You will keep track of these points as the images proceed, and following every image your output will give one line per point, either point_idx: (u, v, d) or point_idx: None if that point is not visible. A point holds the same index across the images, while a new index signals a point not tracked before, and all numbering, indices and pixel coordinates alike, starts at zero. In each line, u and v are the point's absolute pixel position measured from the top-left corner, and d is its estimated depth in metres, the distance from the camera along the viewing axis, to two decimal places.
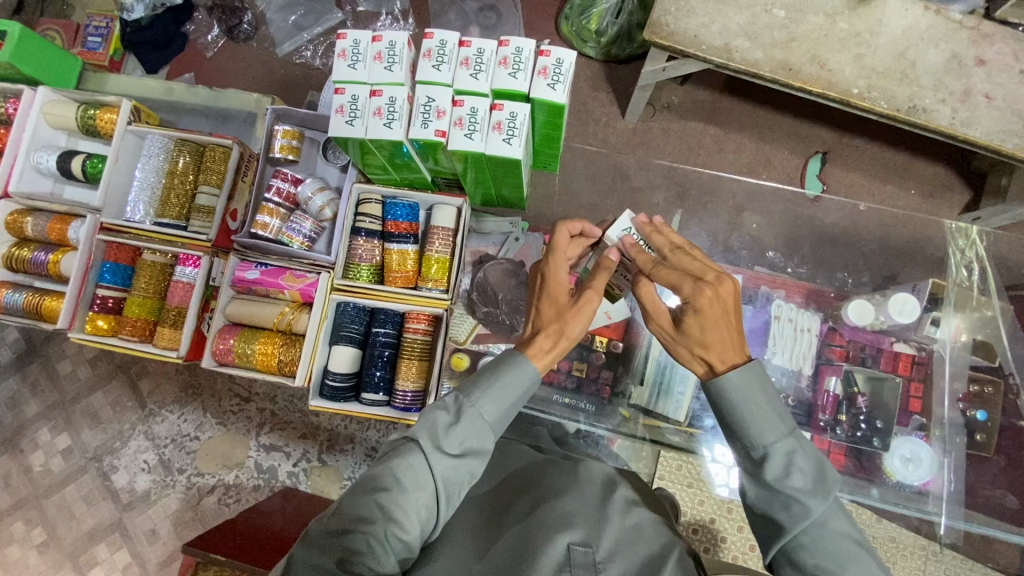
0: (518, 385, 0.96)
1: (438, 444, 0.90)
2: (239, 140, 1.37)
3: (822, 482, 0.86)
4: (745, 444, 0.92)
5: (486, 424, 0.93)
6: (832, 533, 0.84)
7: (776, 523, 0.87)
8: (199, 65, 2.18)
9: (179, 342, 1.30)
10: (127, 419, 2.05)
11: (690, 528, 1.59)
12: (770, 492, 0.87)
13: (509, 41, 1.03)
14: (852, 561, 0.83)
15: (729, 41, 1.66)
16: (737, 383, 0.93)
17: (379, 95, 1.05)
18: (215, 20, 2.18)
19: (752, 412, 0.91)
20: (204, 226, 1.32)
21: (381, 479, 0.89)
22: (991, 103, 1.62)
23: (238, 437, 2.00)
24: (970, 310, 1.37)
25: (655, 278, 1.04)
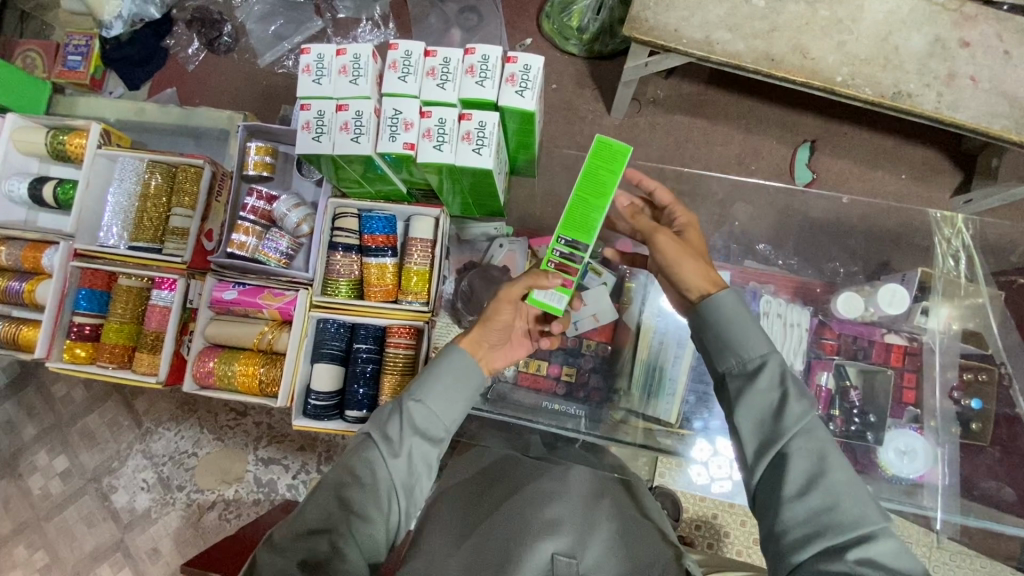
0: (462, 372, 1.00)
1: (393, 435, 0.93)
2: (210, 159, 1.35)
3: (806, 391, 0.90)
4: (740, 360, 0.94)
5: (435, 412, 0.97)
6: (819, 438, 0.87)
7: (765, 434, 0.88)
8: (180, 80, 2.16)
9: (158, 367, 1.28)
10: (124, 438, 2.04)
11: (693, 524, 1.67)
12: (759, 403, 0.90)
13: (474, 49, 1.01)
14: (837, 465, 0.84)
15: (709, 34, 1.64)
16: (729, 303, 0.97)
17: (345, 109, 1.03)
18: (195, 33, 2.16)
19: (743, 329, 0.95)
20: (179, 248, 1.31)
21: (340, 477, 0.90)
22: (977, 86, 1.60)
23: (235, 452, 1.99)
24: (960, 299, 1.36)
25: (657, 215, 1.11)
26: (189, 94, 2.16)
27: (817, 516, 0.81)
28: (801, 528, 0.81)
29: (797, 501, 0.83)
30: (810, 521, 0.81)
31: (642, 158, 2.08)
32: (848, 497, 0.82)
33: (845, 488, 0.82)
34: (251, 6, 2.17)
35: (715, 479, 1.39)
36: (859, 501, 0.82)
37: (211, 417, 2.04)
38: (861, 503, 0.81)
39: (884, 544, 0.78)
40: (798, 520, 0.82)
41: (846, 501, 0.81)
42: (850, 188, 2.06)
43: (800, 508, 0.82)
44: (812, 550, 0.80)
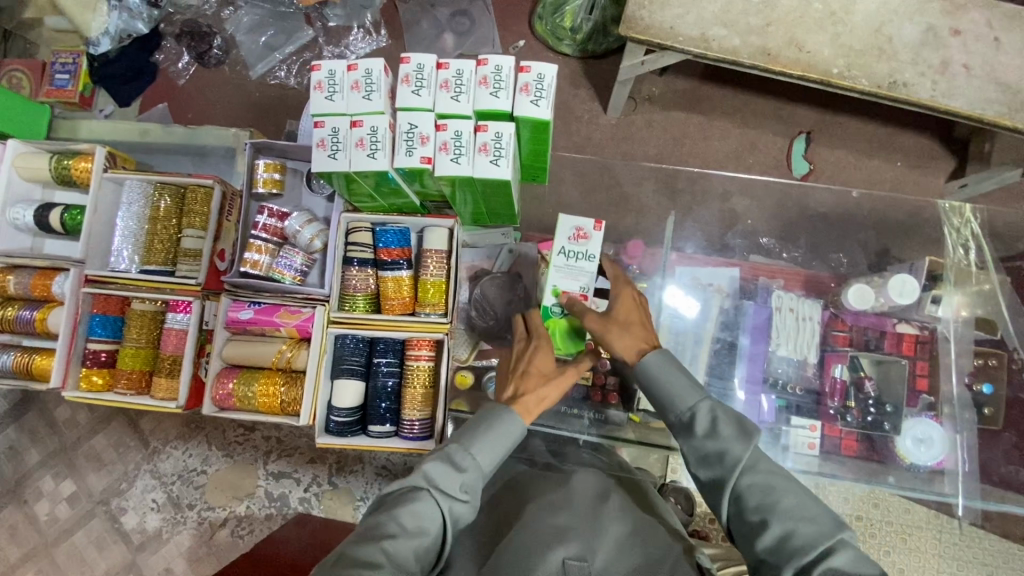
0: (509, 435, 1.06)
1: (446, 489, 0.97)
2: (219, 179, 1.33)
3: (744, 428, 0.98)
4: (677, 415, 1.04)
5: (484, 473, 1.03)
6: (763, 471, 0.94)
7: (715, 477, 0.97)
8: (171, 95, 2.15)
9: (178, 392, 1.26)
10: (132, 458, 2.02)
11: (708, 517, 1.69)
12: (702, 449, 0.99)
13: (487, 60, 0.98)
14: (784, 492, 0.92)
15: (705, 31, 1.64)
16: (656, 363, 1.08)
17: (360, 125, 1.02)
18: (185, 47, 2.15)
19: (672, 384, 1.06)
20: (193, 270, 1.29)
21: (386, 525, 0.92)
22: (970, 73, 1.62)
23: (246, 467, 1.98)
24: (969, 286, 1.37)
25: (617, 294, 1.22)
26: (181, 109, 2.14)
27: (784, 544, 0.88)
28: (773, 557, 0.88)
29: (762, 534, 0.90)
30: (777, 550, 0.88)
31: (640, 156, 2.09)
32: (803, 520, 0.88)
33: (798, 510, 0.90)
34: (240, 18, 2.16)
35: None
36: (814, 521, 0.88)
37: (219, 433, 2.03)
38: (818, 523, 0.88)
39: (844, 558, 0.85)
40: (767, 550, 0.89)
41: (802, 524, 0.88)
42: (847, 178, 2.08)
43: (763, 538, 0.89)
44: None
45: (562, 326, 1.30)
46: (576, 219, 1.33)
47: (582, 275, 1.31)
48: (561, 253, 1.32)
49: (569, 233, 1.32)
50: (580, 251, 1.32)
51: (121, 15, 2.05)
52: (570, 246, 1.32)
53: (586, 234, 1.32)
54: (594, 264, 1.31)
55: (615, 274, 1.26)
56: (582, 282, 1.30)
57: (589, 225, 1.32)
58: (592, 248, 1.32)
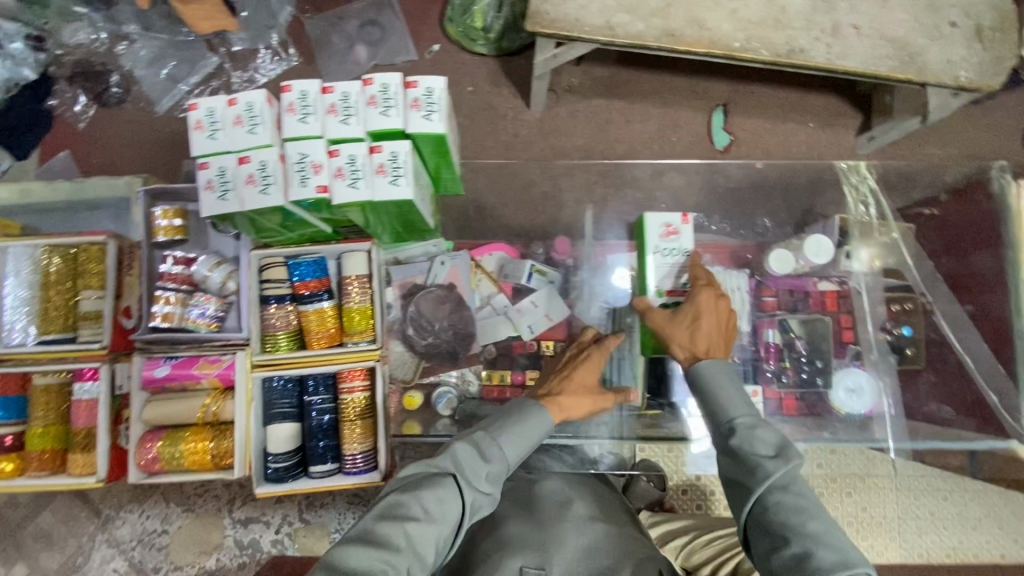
0: (534, 432, 1.11)
1: (471, 477, 1.00)
2: (113, 233, 1.25)
3: (785, 450, 1.01)
4: (719, 424, 1.09)
5: (509, 466, 1.06)
6: (796, 492, 0.97)
7: (746, 487, 1.00)
8: (72, 140, 2.02)
9: (96, 465, 1.19)
10: (84, 530, 1.89)
11: (680, 490, 1.69)
12: (739, 460, 1.03)
13: (371, 79, 0.96)
14: (810, 515, 0.94)
15: (609, 18, 1.66)
16: (712, 368, 1.14)
17: (247, 162, 0.98)
18: (80, 88, 2.03)
19: (723, 395, 1.11)
20: (95, 333, 1.21)
21: (409, 508, 0.95)
22: (860, 33, 1.69)
23: (210, 519, 1.88)
24: (875, 237, 1.43)
25: (695, 300, 1.27)
26: (85, 154, 2.03)
27: (800, 562, 0.90)
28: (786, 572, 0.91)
29: (782, 548, 0.93)
30: (794, 568, 0.90)
31: (568, 148, 2.10)
32: (827, 545, 0.91)
33: (820, 533, 0.92)
34: (135, 51, 2.04)
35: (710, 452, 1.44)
36: (836, 548, 0.91)
37: (176, 489, 1.92)
38: (839, 551, 0.90)
39: None
40: (783, 565, 0.92)
41: (824, 549, 0.91)
42: (766, 144, 2.15)
43: (780, 555, 0.92)
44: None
45: None
46: (663, 217, 1.42)
47: (677, 270, 1.38)
48: (657, 252, 1.39)
49: (659, 231, 1.40)
50: (672, 247, 1.39)
51: (5, 64, 1.92)
52: (664, 244, 1.39)
53: (675, 230, 1.41)
54: (687, 257, 1.39)
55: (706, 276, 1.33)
56: (678, 277, 1.37)
57: (676, 221, 1.41)
58: (683, 242, 1.40)
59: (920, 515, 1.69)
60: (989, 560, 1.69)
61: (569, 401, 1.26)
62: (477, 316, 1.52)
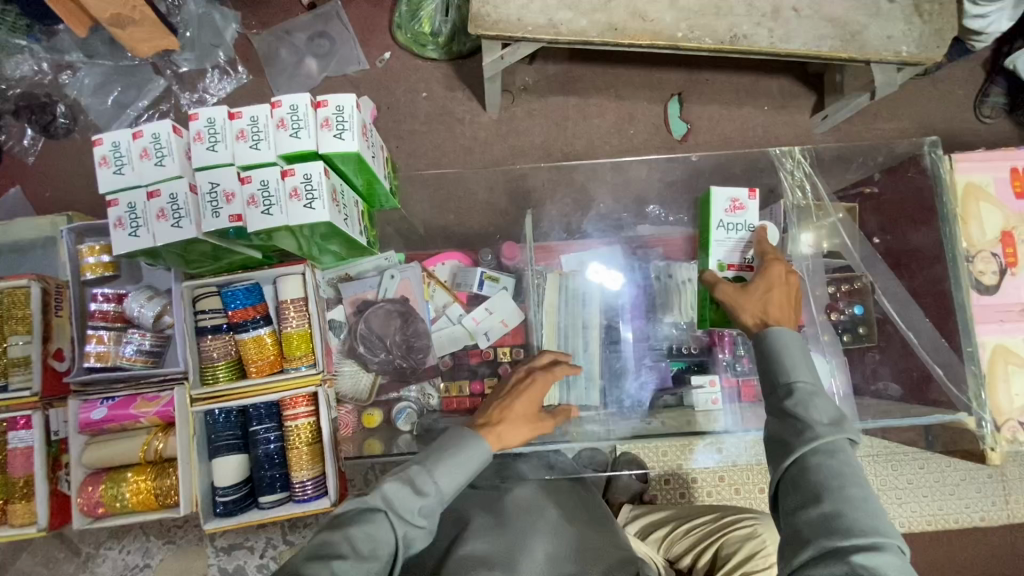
0: (471, 461, 1.00)
1: (402, 511, 0.91)
2: (38, 275, 1.21)
3: (842, 420, 0.90)
4: (773, 383, 0.98)
5: (444, 498, 0.97)
6: (843, 459, 0.86)
7: (786, 446, 0.90)
8: (21, 175, 1.97)
9: (37, 513, 1.17)
10: (64, 571, 1.85)
11: (661, 480, 1.73)
12: (787, 421, 0.93)
13: (279, 101, 0.95)
14: (851, 482, 0.84)
15: (552, 17, 1.65)
16: (782, 331, 1.02)
17: (157, 195, 0.97)
18: (25, 122, 1.97)
19: (788, 356, 0.99)
20: (26, 379, 1.18)
21: (337, 545, 0.85)
22: (801, 14, 1.70)
23: (193, 549, 1.84)
24: (815, 222, 1.43)
25: (770, 271, 1.16)
26: (36, 188, 1.98)
27: (826, 523, 0.81)
28: (806, 531, 0.82)
29: (811, 507, 0.84)
30: (820, 527, 0.81)
31: (528, 147, 2.08)
32: (862, 510, 0.81)
33: (860, 500, 0.82)
34: (80, 80, 1.99)
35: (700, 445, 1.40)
36: (871, 515, 0.81)
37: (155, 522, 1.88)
38: (876, 521, 0.81)
39: (886, 558, 0.77)
40: (809, 523, 0.83)
41: (859, 515, 0.81)
42: (723, 131, 2.16)
43: (808, 515, 0.83)
44: (813, 553, 0.80)
45: None
46: (729, 191, 1.36)
47: (743, 246, 1.34)
48: (720, 227, 1.34)
49: (725, 206, 1.35)
50: (738, 222, 1.34)
51: None
52: (728, 218, 1.34)
53: (741, 205, 1.35)
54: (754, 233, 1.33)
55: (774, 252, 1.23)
56: (745, 252, 1.33)
57: (743, 196, 1.35)
58: (750, 217, 1.34)
59: (898, 485, 1.71)
60: (970, 523, 1.72)
61: (514, 427, 1.11)
62: (432, 328, 1.51)
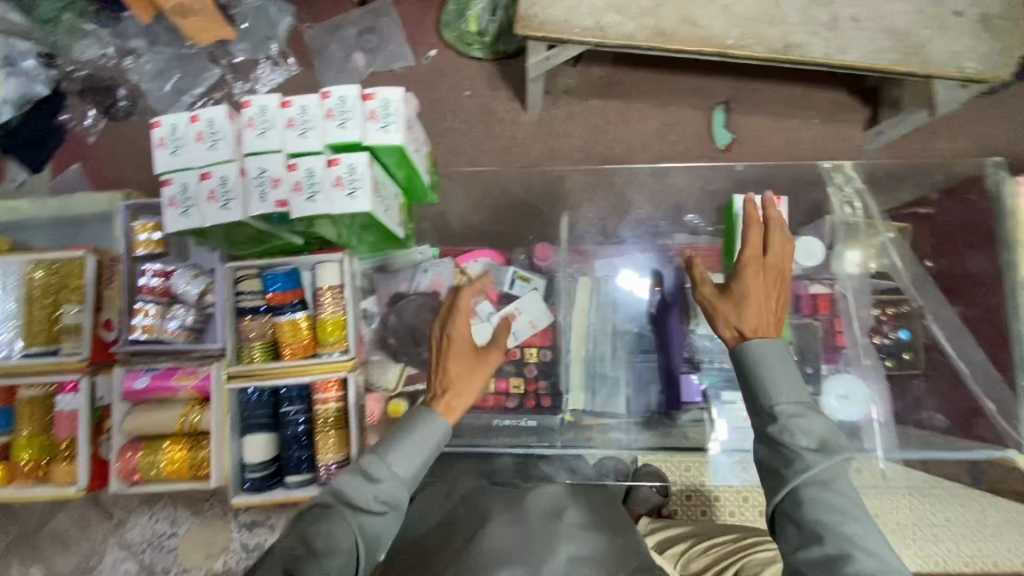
0: (428, 439, 1.04)
1: (356, 502, 0.95)
2: (95, 248, 1.28)
3: (830, 445, 0.90)
4: (760, 405, 0.97)
5: (405, 482, 0.99)
6: (836, 492, 0.88)
7: (780, 478, 0.91)
8: (83, 154, 2.08)
9: (78, 474, 1.22)
10: (98, 532, 1.94)
11: (683, 496, 1.65)
12: (776, 450, 0.92)
13: (329, 92, 0.97)
14: (849, 518, 0.85)
15: (599, 19, 1.64)
16: (766, 348, 1.00)
17: (209, 178, 1.00)
18: (89, 103, 2.08)
19: (768, 375, 0.98)
20: (76, 346, 1.24)
21: (295, 547, 0.90)
22: (860, 25, 1.64)
23: (218, 522, 1.91)
24: (863, 240, 1.38)
25: (748, 271, 1.10)
26: (95, 167, 2.09)
27: (828, 563, 0.83)
28: (811, 572, 0.84)
29: (812, 546, 0.85)
30: (825, 568, 0.83)
31: (567, 149, 2.07)
32: (864, 551, 0.82)
33: (857, 536, 0.84)
34: (141, 66, 2.09)
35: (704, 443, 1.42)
36: (874, 553, 0.83)
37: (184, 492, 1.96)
38: (877, 557, 0.82)
39: None
40: (812, 561, 0.84)
41: (863, 553, 0.82)
42: (769, 143, 2.10)
43: (810, 554, 0.84)
44: None
45: None
46: None
47: None
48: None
49: None
50: None
51: None
52: None
53: None
54: None
55: (777, 218, 1.15)
56: None
57: (769, 204, 1.31)
58: None
59: (936, 522, 1.62)
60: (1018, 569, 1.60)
61: (466, 376, 1.14)
62: None
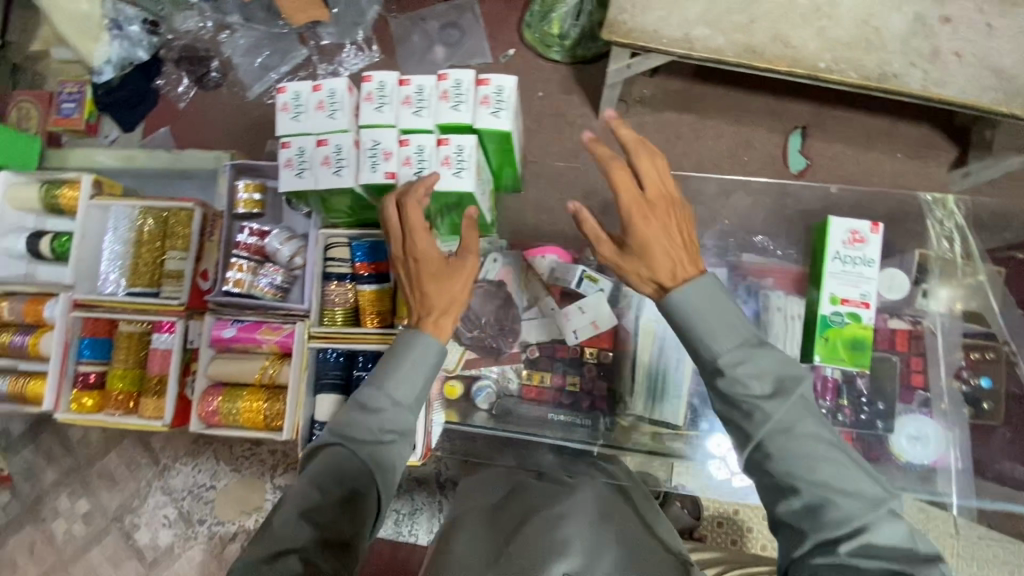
0: (422, 361, 0.97)
1: (360, 436, 0.93)
2: (202, 201, 1.37)
3: (782, 385, 0.90)
4: (706, 354, 0.95)
5: (407, 407, 0.96)
6: (800, 435, 0.87)
7: (743, 434, 0.91)
8: (172, 118, 2.20)
9: (164, 410, 1.31)
10: (143, 475, 2.04)
11: (714, 521, 1.66)
12: (730, 404, 0.92)
13: (446, 75, 1.04)
14: (822, 459, 0.85)
15: (689, 32, 1.60)
16: (693, 291, 0.96)
17: (325, 144, 1.07)
18: (184, 71, 2.20)
19: (705, 322, 0.94)
20: (176, 290, 1.33)
21: (310, 490, 0.88)
22: (962, 60, 1.57)
23: (255, 481, 1.98)
24: (960, 279, 1.34)
25: (627, 215, 0.99)
26: (182, 131, 2.20)
27: (814, 514, 0.84)
28: (796, 523, 0.85)
29: (791, 499, 0.86)
30: (806, 518, 0.84)
31: None
32: (841, 492, 0.83)
33: (830, 480, 0.84)
34: (236, 40, 2.20)
35: (734, 474, 1.40)
36: (853, 491, 0.83)
37: (227, 448, 2.03)
38: (860, 498, 0.83)
39: (879, 535, 0.81)
40: (796, 513, 0.85)
41: (843, 496, 0.83)
42: (846, 172, 2.04)
43: (793, 504, 0.85)
44: (811, 547, 0.83)
45: (844, 335, 1.25)
46: (850, 222, 1.29)
47: (861, 280, 1.27)
48: (836, 259, 1.28)
49: (842, 238, 1.28)
50: (857, 255, 1.27)
51: (124, 45, 2.13)
52: (846, 251, 1.27)
53: (862, 237, 1.28)
54: (875, 269, 1.27)
55: (630, 139, 1.01)
56: (860, 287, 1.26)
57: (865, 229, 1.27)
58: (870, 252, 1.27)
59: None
60: None
61: (439, 287, 0.99)
62: (523, 315, 1.53)
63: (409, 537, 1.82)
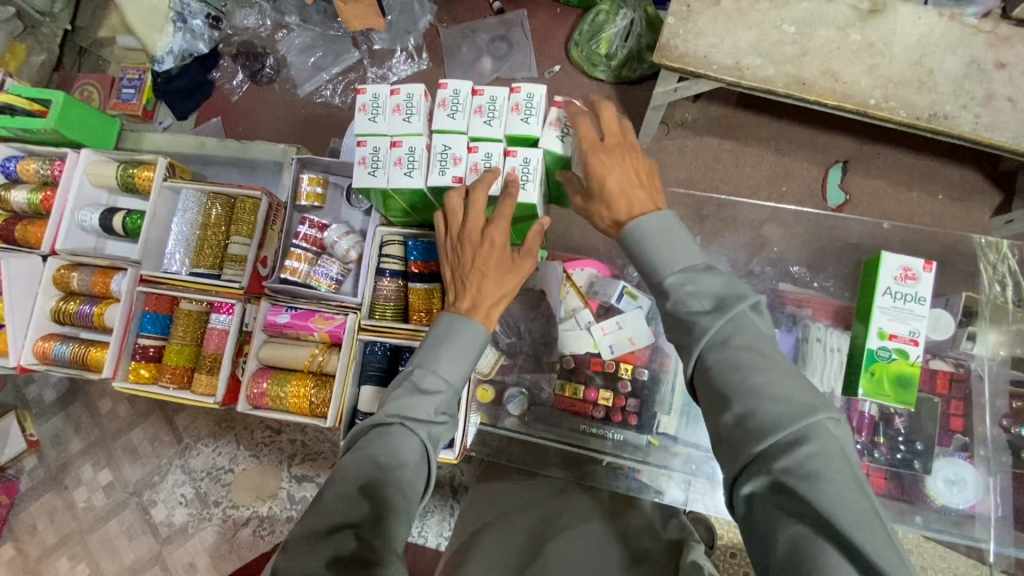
0: (469, 347, 0.99)
1: (411, 414, 0.93)
2: (267, 191, 1.43)
3: (722, 302, 0.84)
4: (656, 272, 0.92)
5: (454, 388, 0.98)
6: (737, 347, 0.80)
7: (684, 349, 0.86)
8: (225, 110, 2.28)
9: (216, 388, 1.35)
10: (165, 453, 2.09)
11: (727, 552, 1.64)
12: (675, 323, 0.88)
13: (519, 89, 1.11)
14: (758, 369, 0.78)
15: (739, 60, 1.61)
16: (650, 216, 0.95)
17: (398, 146, 1.14)
18: (239, 66, 2.29)
19: (654, 243, 0.93)
20: (237, 274, 1.39)
21: (365, 468, 0.86)
22: (1015, 107, 1.56)
23: (271, 469, 2.01)
24: (1007, 324, 1.32)
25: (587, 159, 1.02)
26: (232, 123, 2.27)
27: (742, 425, 0.76)
28: (727, 436, 0.77)
29: (722, 412, 0.78)
30: (737, 433, 0.76)
31: (670, 180, 2.09)
32: (772, 397, 0.75)
33: (763, 388, 0.76)
34: (292, 39, 2.28)
35: None
36: (792, 401, 0.75)
37: (247, 434, 2.07)
38: (788, 402, 0.75)
39: (812, 445, 0.71)
40: (727, 429, 0.77)
41: (770, 402, 0.75)
42: (885, 209, 2.03)
43: (726, 420, 0.78)
44: (738, 468, 0.75)
45: (891, 370, 1.25)
46: (904, 259, 1.29)
47: (911, 317, 1.27)
48: (886, 294, 1.28)
49: (894, 274, 1.29)
50: (908, 292, 1.28)
51: (186, 37, 2.21)
52: (897, 287, 1.28)
53: (914, 275, 1.28)
54: (927, 307, 1.27)
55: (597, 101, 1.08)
56: (908, 324, 1.26)
57: (918, 267, 1.28)
58: (921, 290, 1.28)
59: None
60: None
61: (498, 275, 1.03)
62: (561, 325, 1.54)
63: (418, 539, 1.82)
